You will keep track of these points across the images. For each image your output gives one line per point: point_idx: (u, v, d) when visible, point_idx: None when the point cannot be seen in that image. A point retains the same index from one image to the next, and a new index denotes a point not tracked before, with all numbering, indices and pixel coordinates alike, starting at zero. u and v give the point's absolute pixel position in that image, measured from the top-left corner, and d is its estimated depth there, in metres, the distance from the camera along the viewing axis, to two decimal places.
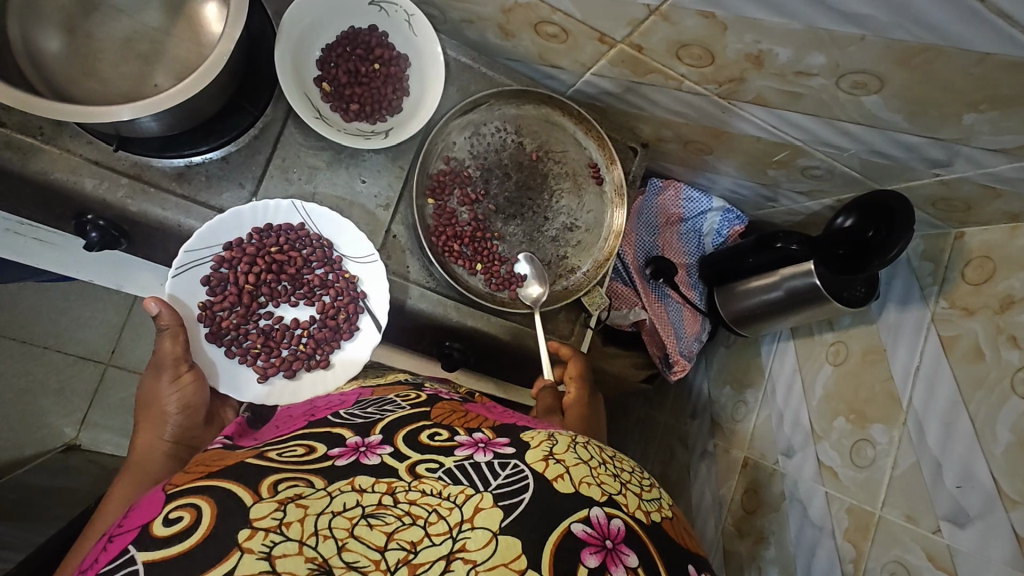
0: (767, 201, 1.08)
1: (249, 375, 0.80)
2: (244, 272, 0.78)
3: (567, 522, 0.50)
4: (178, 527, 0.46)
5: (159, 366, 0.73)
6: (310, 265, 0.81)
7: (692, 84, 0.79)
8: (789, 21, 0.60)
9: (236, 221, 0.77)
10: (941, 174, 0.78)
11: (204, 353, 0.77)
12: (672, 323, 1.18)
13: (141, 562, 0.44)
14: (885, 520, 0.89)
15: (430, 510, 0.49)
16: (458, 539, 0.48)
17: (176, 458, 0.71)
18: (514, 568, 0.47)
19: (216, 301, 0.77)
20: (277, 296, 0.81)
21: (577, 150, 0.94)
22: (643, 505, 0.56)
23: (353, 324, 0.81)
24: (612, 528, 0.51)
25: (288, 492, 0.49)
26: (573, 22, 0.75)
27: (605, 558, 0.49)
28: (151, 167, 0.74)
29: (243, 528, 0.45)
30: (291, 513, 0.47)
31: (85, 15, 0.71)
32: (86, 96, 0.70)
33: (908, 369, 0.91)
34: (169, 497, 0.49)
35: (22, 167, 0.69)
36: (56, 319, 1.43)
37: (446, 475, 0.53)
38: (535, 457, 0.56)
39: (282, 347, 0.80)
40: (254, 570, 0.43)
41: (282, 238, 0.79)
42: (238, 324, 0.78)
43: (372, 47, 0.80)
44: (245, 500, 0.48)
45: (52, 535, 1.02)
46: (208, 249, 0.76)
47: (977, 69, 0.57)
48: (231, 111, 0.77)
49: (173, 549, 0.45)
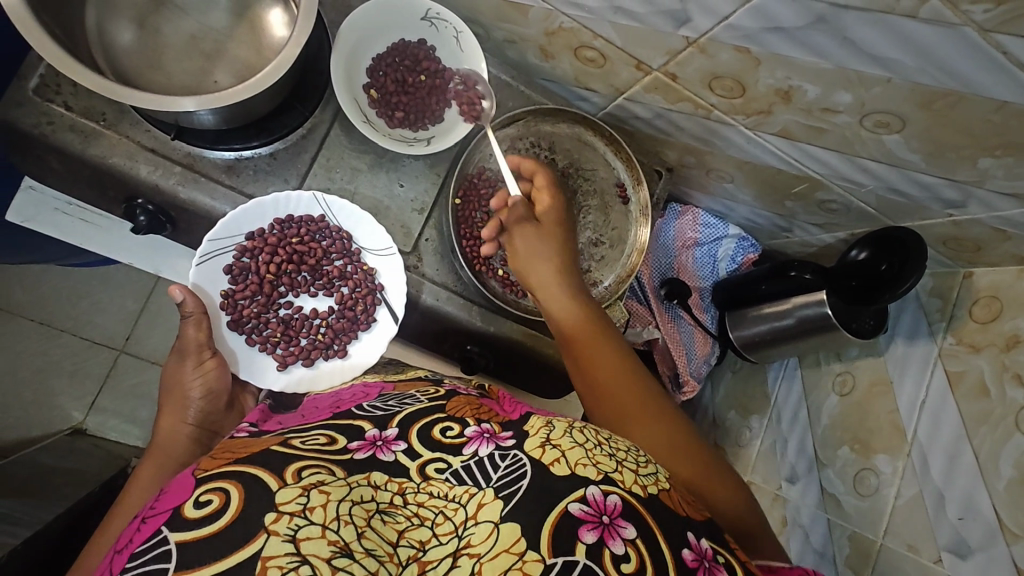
0: (783, 231, 1.12)
1: (268, 363, 0.83)
2: (266, 262, 0.81)
3: (563, 503, 0.52)
4: (209, 510, 0.47)
5: (183, 352, 0.76)
6: (329, 257, 0.83)
7: (721, 114, 0.83)
8: (821, 60, 0.64)
9: (260, 208, 0.79)
10: (954, 215, 0.81)
11: (225, 342, 0.81)
12: (684, 344, 1.22)
13: (175, 542, 0.45)
14: (887, 548, 0.91)
15: (437, 512, 0.52)
16: (463, 536, 0.51)
17: (197, 441, 0.73)
18: (515, 551, 0.50)
19: (238, 289, 0.81)
20: (296, 287, 0.84)
21: (606, 170, 0.98)
22: (639, 480, 0.57)
23: (370, 316, 0.84)
24: (609, 504, 0.53)
25: (311, 478, 0.50)
26: (613, 48, 0.79)
27: (603, 533, 0.51)
28: (203, 158, 0.78)
29: (270, 511, 0.46)
30: (314, 499, 0.48)
31: (156, 13, 0.75)
32: (150, 87, 0.74)
33: (913, 402, 0.93)
34: (200, 480, 0.50)
35: (83, 150, 0.73)
36: (76, 303, 1.45)
37: (453, 476, 0.55)
38: (533, 445, 0.58)
39: (300, 337, 0.84)
40: (282, 552, 0.44)
41: (303, 228, 0.82)
42: (259, 312, 0.82)
43: (419, 59, 0.85)
44: (271, 485, 0.49)
45: (59, 514, 1.03)
46: (231, 239, 0.80)
47: (995, 115, 0.60)
48: (282, 111, 0.80)
49: (204, 531, 0.46)
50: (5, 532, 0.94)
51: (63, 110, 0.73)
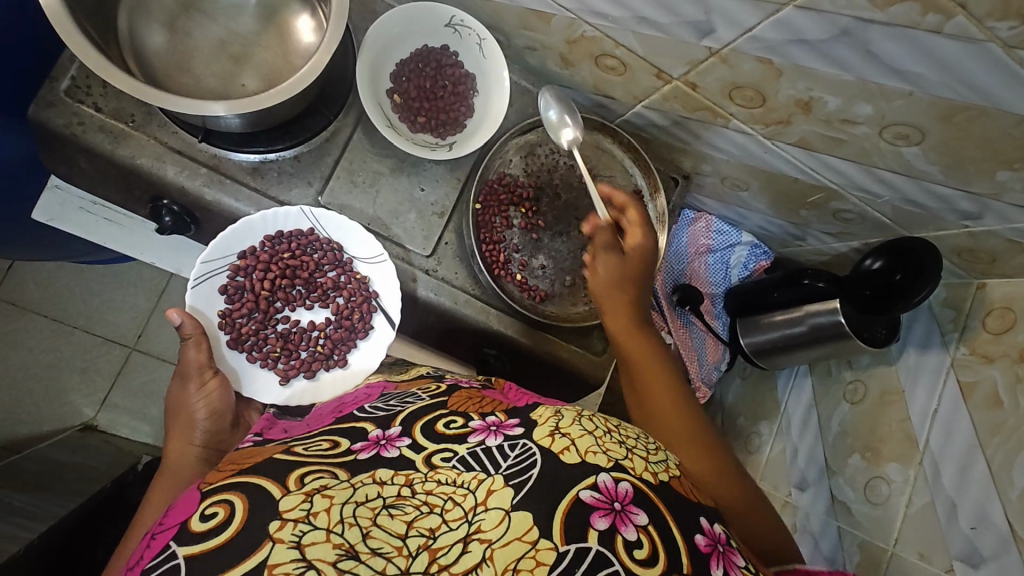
0: (794, 239, 1.13)
1: (271, 377, 0.84)
2: (260, 279, 0.82)
3: (574, 490, 0.52)
4: (215, 522, 0.48)
5: (184, 374, 0.77)
6: (322, 269, 0.84)
7: (740, 123, 0.83)
8: (843, 72, 0.65)
9: (249, 230, 0.81)
10: (970, 226, 0.82)
11: (226, 360, 0.82)
12: (695, 350, 1.23)
13: (184, 555, 0.47)
14: (897, 556, 0.92)
15: (446, 499, 0.51)
16: (474, 521, 0.50)
17: (205, 460, 0.73)
18: (526, 540, 0.49)
19: (234, 308, 0.82)
20: (292, 300, 0.86)
21: (624, 177, 0.98)
22: (650, 467, 0.57)
23: (367, 322, 0.84)
24: (620, 491, 0.53)
25: (313, 483, 0.51)
26: (634, 57, 0.80)
27: (614, 520, 0.51)
28: (228, 160, 0.79)
29: (274, 520, 0.47)
30: (318, 504, 0.49)
31: (186, 17, 0.77)
32: (178, 89, 0.75)
33: (925, 412, 0.93)
34: (205, 494, 0.51)
35: (112, 150, 0.75)
36: (90, 300, 1.46)
37: (460, 463, 0.54)
38: (542, 433, 0.58)
39: (300, 350, 0.85)
40: (287, 559, 0.45)
41: (293, 244, 0.82)
42: (257, 329, 0.83)
43: (443, 65, 0.86)
44: (274, 493, 0.50)
45: (73, 510, 1.04)
46: (222, 260, 0.81)
47: (1016, 129, 0.61)
48: (308, 114, 0.81)
49: (210, 544, 0.47)
50: (20, 526, 0.95)
51: (92, 111, 0.74)
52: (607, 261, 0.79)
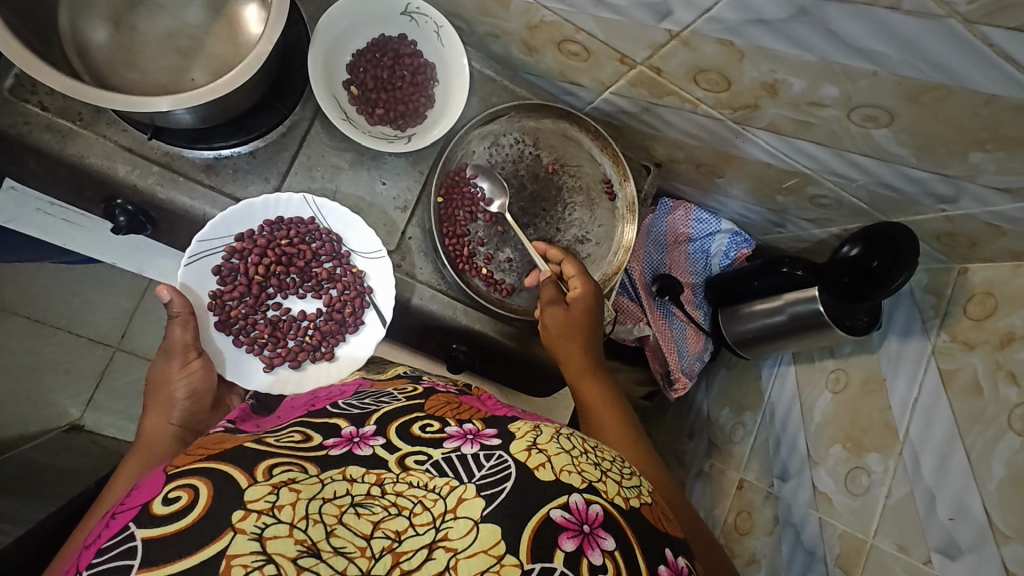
0: (774, 226, 1.10)
1: (255, 364, 0.82)
2: (254, 263, 0.80)
3: (545, 508, 0.50)
4: (177, 507, 0.46)
5: (169, 351, 0.75)
6: (318, 259, 0.83)
7: (707, 108, 0.81)
8: (805, 53, 0.62)
9: (249, 212, 0.79)
10: (947, 210, 0.79)
11: (212, 341, 0.80)
12: (675, 340, 1.21)
13: (141, 538, 0.44)
14: (877, 548, 0.90)
15: (416, 502, 0.49)
16: (441, 528, 0.47)
17: (181, 440, 0.72)
18: (493, 554, 0.47)
19: (226, 290, 0.80)
20: (285, 288, 0.83)
21: (592, 166, 0.96)
22: (622, 492, 0.55)
23: (358, 318, 0.83)
24: (591, 514, 0.51)
25: (282, 476, 0.49)
26: (596, 42, 0.78)
27: (582, 542, 0.49)
28: (182, 157, 0.78)
29: (237, 509, 0.45)
30: (284, 497, 0.46)
31: (132, 11, 0.75)
32: (126, 86, 0.74)
33: (906, 401, 0.91)
34: (170, 477, 0.49)
35: (60, 150, 0.73)
36: (70, 301, 1.46)
37: (433, 467, 0.52)
38: (519, 447, 0.55)
39: (288, 339, 0.83)
40: (247, 550, 0.43)
41: (292, 231, 0.81)
42: (247, 314, 0.81)
43: (401, 55, 0.84)
44: (241, 483, 0.47)
45: (51, 512, 1.01)
46: (219, 239, 0.79)
47: (985, 108, 0.58)
48: (261, 109, 0.80)
49: (171, 527, 0.44)
50: None
51: (38, 110, 0.73)
52: (555, 311, 0.83)
